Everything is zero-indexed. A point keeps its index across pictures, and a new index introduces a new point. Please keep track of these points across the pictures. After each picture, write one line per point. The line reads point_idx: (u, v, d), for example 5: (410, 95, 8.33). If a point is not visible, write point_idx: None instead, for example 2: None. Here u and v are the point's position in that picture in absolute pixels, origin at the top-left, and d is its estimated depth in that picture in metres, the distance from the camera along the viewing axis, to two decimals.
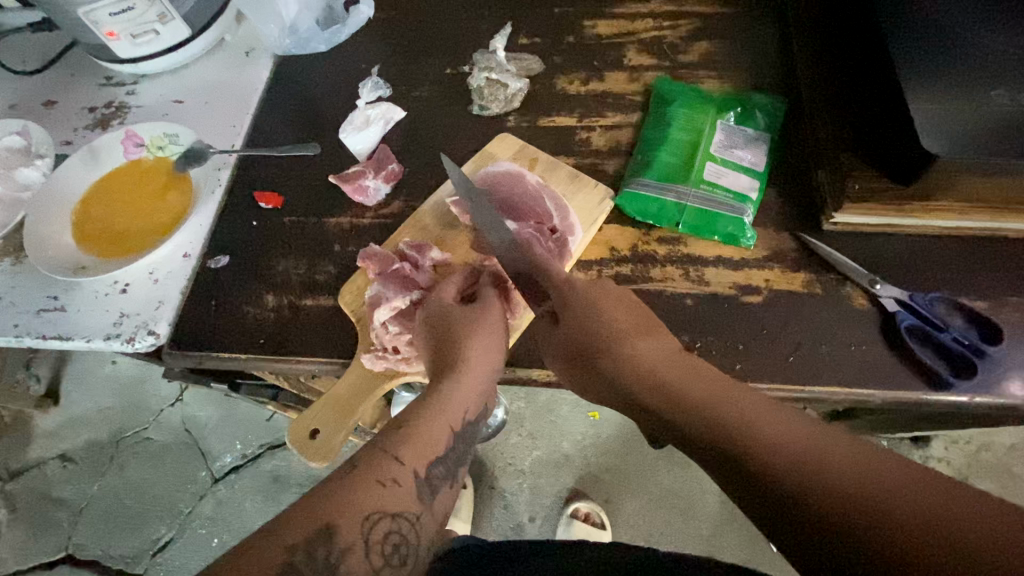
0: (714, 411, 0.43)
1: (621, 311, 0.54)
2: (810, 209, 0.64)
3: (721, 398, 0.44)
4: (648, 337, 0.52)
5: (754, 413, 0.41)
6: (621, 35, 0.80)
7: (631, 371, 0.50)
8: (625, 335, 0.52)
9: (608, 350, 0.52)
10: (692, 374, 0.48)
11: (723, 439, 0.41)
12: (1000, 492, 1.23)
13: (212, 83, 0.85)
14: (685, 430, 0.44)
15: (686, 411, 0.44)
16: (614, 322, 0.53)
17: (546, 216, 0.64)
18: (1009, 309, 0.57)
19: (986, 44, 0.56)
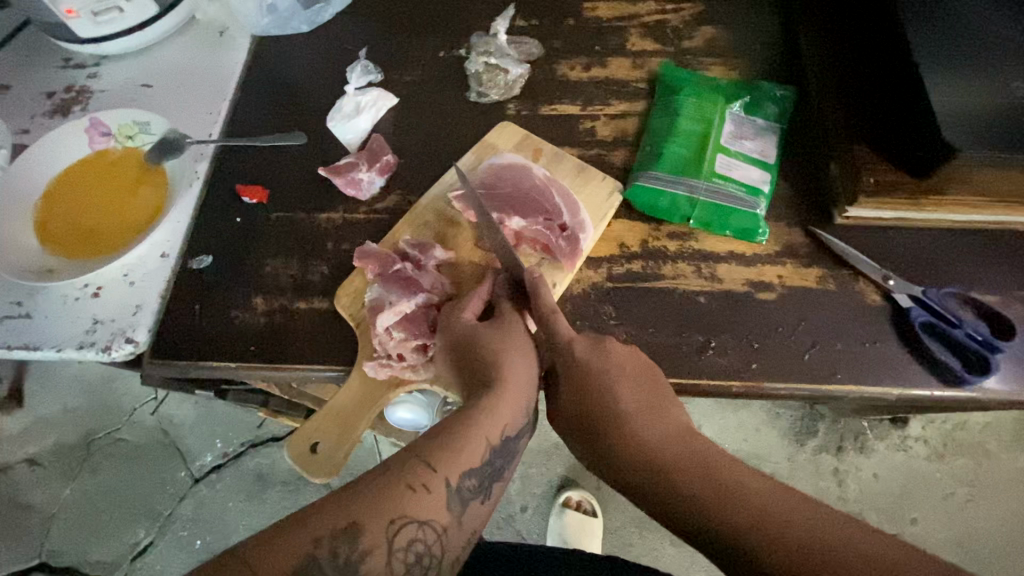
0: (730, 516, 0.43)
1: (623, 385, 0.51)
2: (821, 202, 0.63)
3: (736, 498, 0.44)
4: (649, 416, 0.51)
5: (774, 511, 0.42)
6: (623, 19, 0.76)
7: (640, 455, 0.49)
8: (629, 415, 0.50)
9: (617, 433, 0.51)
10: (699, 462, 0.47)
11: (751, 547, 0.41)
12: (973, 468, 1.28)
13: (184, 65, 0.79)
14: (706, 532, 0.44)
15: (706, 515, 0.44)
16: (619, 398, 0.51)
17: (554, 211, 0.61)
18: (1018, 303, 0.57)
19: (1002, 34, 0.55)
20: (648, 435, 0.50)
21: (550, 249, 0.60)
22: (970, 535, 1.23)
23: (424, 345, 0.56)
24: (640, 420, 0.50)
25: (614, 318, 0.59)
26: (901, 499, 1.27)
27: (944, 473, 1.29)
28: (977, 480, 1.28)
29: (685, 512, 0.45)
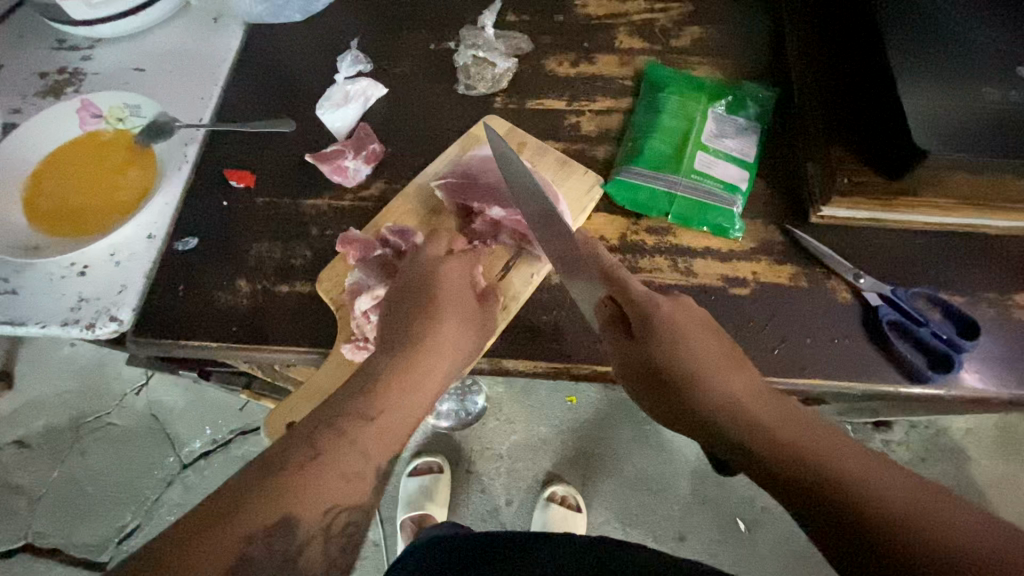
0: (832, 466, 0.39)
1: (711, 340, 0.50)
2: (798, 201, 0.64)
3: (826, 450, 0.40)
4: (731, 373, 0.48)
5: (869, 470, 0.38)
6: (611, 17, 0.77)
7: (717, 402, 0.47)
8: (715, 365, 0.48)
9: (699, 380, 0.48)
10: (784, 419, 0.44)
11: (842, 496, 0.37)
12: (954, 474, 1.30)
13: (177, 50, 0.80)
14: (788, 477, 0.40)
15: (797, 460, 0.40)
16: (704, 352, 0.49)
17: None
18: (985, 304, 0.59)
19: (978, 41, 0.57)
20: (738, 390, 0.47)
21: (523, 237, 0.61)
22: None
23: None
24: (733, 371, 0.48)
25: None
26: None
27: (924, 477, 1.31)
28: (957, 485, 1.30)
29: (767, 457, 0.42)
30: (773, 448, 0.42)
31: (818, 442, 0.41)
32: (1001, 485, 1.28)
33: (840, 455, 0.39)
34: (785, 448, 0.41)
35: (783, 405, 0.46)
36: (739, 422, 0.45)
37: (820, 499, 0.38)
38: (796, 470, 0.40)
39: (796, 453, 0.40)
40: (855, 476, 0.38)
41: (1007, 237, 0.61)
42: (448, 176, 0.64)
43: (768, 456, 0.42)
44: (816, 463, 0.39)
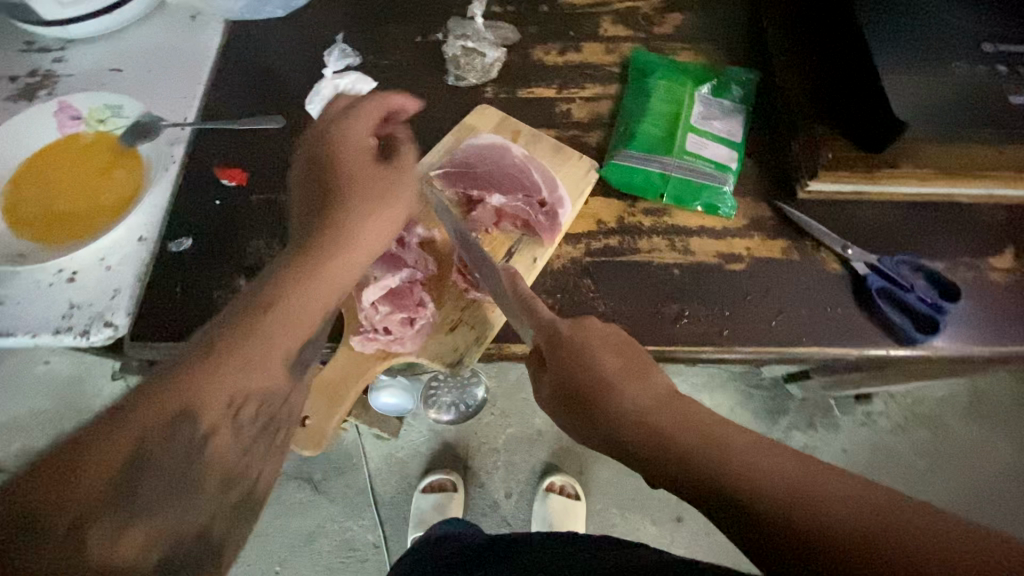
0: (724, 468, 0.39)
1: (609, 353, 0.51)
2: (785, 178, 0.66)
3: (720, 449, 0.40)
4: (632, 384, 0.48)
5: (758, 459, 0.39)
6: (594, 6, 0.79)
7: (619, 419, 0.47)
8: (608, 382, 0.48)
9: (598, 400, 0.48)
10: (682, 421, 0.44)
11: (738, 500, 0.37)
12: (930, 440, 1.37)
13: (155, 49, 0.78)
14: (694, 489, 0.40)
15: (704, 471, 0.40)
16: (599, 367, 0.49)
17: (534, 188, 0.63)
18: (964, 268, 0.62)
19: (947, 17, 0.60)
20: (635, 399, 0.47)
21: (529, 223, 0.61)
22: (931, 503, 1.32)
23: (411, 319, 0.56)
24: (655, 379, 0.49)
25: (592, 289, 0.61)
26: (866, 471, 1.36)
27: (904, 444, 1.38)
28: (934, 450, 1.37)
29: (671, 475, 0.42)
30: (680, 462, 0.41)
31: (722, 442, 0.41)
32: (973, 447, 1.36)
33: (739, 453, 0.40)
34: (689, 461, 0.41)
35: (680, 405, 0.46)
36: (644, 442, 0.44)
37: (721, 508, 0.38)
38: (703, 483, 0.40)
39: (699, 461, 0.40)
40: (759, 472, 0.38)
41: (980, 204, 0.65)
42: (445, 168, 0.64)
43: (670, 470, 0.42)
44: (718, 470, 0.39)
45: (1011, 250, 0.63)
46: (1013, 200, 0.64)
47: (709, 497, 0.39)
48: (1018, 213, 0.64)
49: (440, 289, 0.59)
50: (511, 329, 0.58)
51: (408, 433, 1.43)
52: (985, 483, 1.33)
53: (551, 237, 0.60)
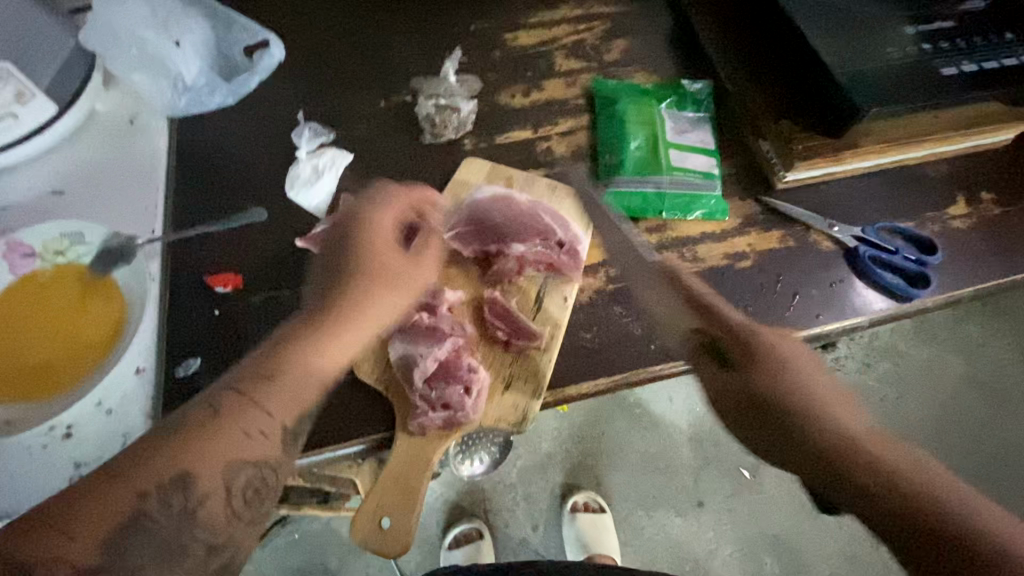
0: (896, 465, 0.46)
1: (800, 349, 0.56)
2: (761, 172, 0.72)
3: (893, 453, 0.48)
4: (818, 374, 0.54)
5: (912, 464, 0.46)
6: (543, 45, 0.82)
7: (811, 404, 0.52)
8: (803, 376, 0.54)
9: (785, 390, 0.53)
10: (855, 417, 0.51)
11: (904, 495, 0.44)
12: (893, 369, 1.55)
13: (97, 163, 0.72)
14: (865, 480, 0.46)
15: (903, 498, 0.44)
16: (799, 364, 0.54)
17: (548, 230, 0.65)
18: (930, 222, 0.70)
19: (868, 10, 0.67)
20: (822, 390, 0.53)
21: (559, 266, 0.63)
22: (908, 427, 1.48)
23: (467, 387, 0.55)
24: (817, 393, 0.53)
25: (624, 313, 0.63)
26: None
27: (874, 380, 1.54)
28: (899, 377, 1.54)
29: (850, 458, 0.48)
30: (868, 477, 0.46)
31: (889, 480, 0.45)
32: (927, 366, 1.55)
33: (934, 481, 0.45)
34: (883, 482, 0.46)
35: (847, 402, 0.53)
36: (818, 460, 0.49)
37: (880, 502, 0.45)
38: (892, 506, 0.44)
39: (897, 485, 0.45)
40: (953, 508, 0.43)
41: (924, 164, 0.73)
42: (455, 229, 0.64)
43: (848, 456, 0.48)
44: (905, 501, 0.44)
45: (960, 199, 0.71)
46: (948, 156, 0.73)
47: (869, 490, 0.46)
48: (955, 166, 0.73)
49: (484, 349, 0.59)
50: (561, 371, 0.59)
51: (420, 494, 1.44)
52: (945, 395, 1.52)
53: (577, 273, 0.63)
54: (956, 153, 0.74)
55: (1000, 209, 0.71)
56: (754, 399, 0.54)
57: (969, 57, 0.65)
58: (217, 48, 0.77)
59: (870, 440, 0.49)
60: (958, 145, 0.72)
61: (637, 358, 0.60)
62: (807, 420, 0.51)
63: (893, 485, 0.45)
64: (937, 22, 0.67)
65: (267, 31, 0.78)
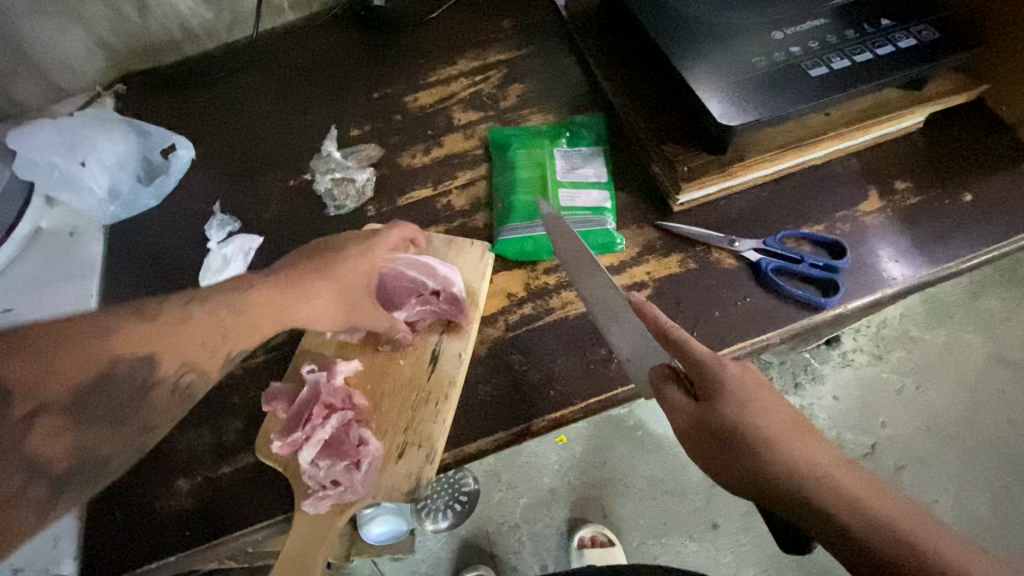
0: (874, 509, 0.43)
1: (754, 381, 0.53)
2: (658, 197, 0.71)
3: (871, 495, 0.44)
4: (771, 405, 0.51)
5: (884, 503, 0.44)
6: (443, 100, 0.84)
7: (771, 444, 0.49)
8: (755, 408, 0.51)
9: (742, 430, 0.50)
10: (818, 451, 0.48)
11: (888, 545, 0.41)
12: (907, 357, 1.45)
13: (39, 278, 0.78)
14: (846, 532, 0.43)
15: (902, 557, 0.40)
16: (752, 392, 0.52)
17: (417, 284, 0.64)
18: (841, 223, 0.67)
19: (733, 21, 0.67)
20: (780, 421, 0.50)
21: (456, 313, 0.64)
22: (934, 417, 1.39)
23: (358, 461, 0.56)
24: (792, 441, 0.49)
25: (523, 362, 0.62)
26: (865, 410, 1.42)
27: (889, 371, 1.45)
28: (915, 365, 1.45)
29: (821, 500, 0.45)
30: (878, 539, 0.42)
31: (882, 522, 0.42)
32: (945, 350, 1.45)
33: (938, 538, 0.41)
34: (884, 536, 0.41)
35: (806, 431, 0.50)
36: (809, 510, 0.45)
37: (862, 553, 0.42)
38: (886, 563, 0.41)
39: (904, 547, 0.41)
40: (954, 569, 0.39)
41: (832, 161, 0.71)
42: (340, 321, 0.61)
43: (823, 499, 0.45)
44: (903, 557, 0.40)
45: (872, 193, 0.68)
46: (856, 150, 0.71)
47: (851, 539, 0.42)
48: (865, 158, 0.70)
49: (379, 418, 0.59)
50: (459, 430, 0.59)
51: (423, 543, 1.41)
52: (971, 378, 1.41)
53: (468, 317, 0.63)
54: (865, 145, 0.71)
55: (916, 197, 0.68)
56: (729, 438, 0.50)
57: (841, 52, 0.64)
58: (137, 156, 0.84)
59: (812, 484, 0.46)
60: (870, 135, 0.69)
61: (536, 406, 0.60)
62: (791, 465, 0.47)
63: (876, 531, 0.42)
64: (809, 21, 0.66)
65: (175, 135, 0.84)
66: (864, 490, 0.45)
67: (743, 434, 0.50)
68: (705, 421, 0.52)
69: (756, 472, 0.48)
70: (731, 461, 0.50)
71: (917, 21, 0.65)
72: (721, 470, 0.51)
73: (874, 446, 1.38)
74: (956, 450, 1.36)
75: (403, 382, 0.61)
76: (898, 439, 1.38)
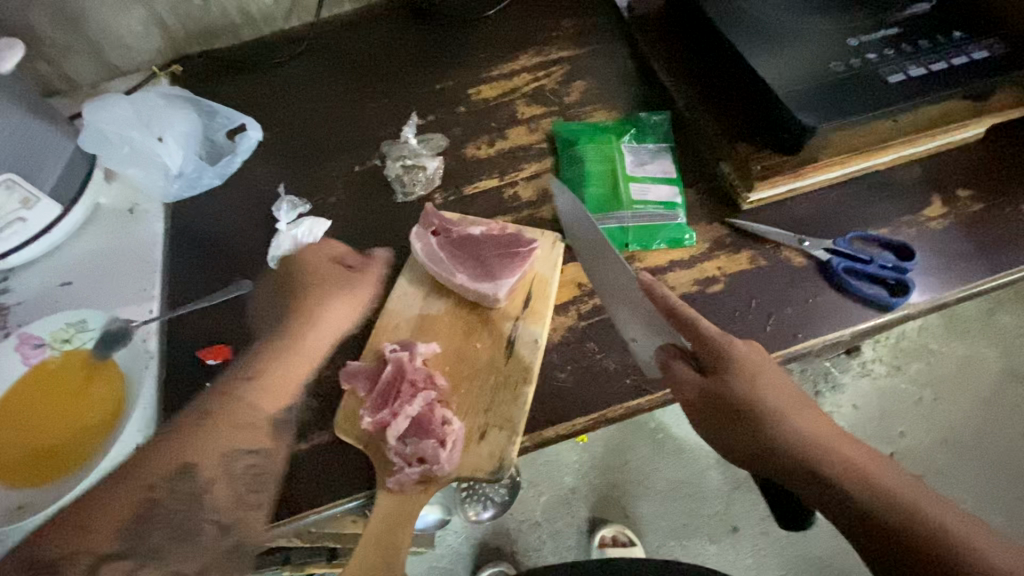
0: (883, 484, 0.49)
1: (759, 356, 0.55)
2: (726, 195, 0.72)
3: (879, 474, 0.50)
4: (774, 379, 0.54)
5: (883, 474, 0.50)
6: (506, 94, 0.85)
7: (786, 425, 0.53)
8: (762, 381, 0.54)
9: (760, 410, 0.53)
10: (820, 428, 0.53)
11: (886, 517, 0.47)
12: (927, 369, 1.47)
13: (98, 253, 0.78)
14: (845, 507, 0.49)
15: (908, 525, 0.46)
16: (759, 365, 0.55)
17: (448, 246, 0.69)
18: (905, 227, 0.69)
19: (809, 27, 0.69)
20: (782, 395, 0.54)
21: (531, 297, 0.66)
22: (952, 429, 1.41)
23: (442, 440, 0.58)
24: (797, 415, 0.53)
25: (598, 351, 0.63)
26: (885, 419, 1.44)
27: (908, 382, 1.47)
28: (934, 377, 1.47)
29: (831, 475, 0.50)
30: (886, 510, 0.47)
31: (891, 495, 0.48)
32: (965, 363, 1.47)
33: (936, 506, 0.47)
34: (879, 501, 0.48)
35: (809, 406, 0.54)
36: (816, 480, 0.51)
37: (876, 524, 0.47)
38: (891, 527, 0.47)
39: (910, 520, 0.46)
40: (957, 542, 0.45)
41: (895, 167, 0.72)
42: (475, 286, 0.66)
43: (834, 474, 0.50)
44: (903, 524, 0.47)
45: (934, 199, 0.70)
46: (918, 157, 0.73)
47: (865, 515, 0.48)
48: (927, 165, 0.72)
49: (458, 399, 0.61)
50: (536, 415, 0.60)
51: (443, 538, 1.42)
52: (989, 393, 1.43)
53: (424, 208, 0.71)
54: (927, 153, 0.72)
55: (979, 205, 0.69)
56: (744, 413, 0.54)
57: (916, 60, 0.65)
58: (201, 136, 0.84)
59: (822, 457, 0.51)
60: (934, 143, 0.71)
61: (611, 395, 0.60)
62: (796, 437, 0.52)
63: (886, 504, 0.48)
64: (882, 30, 0.68)
65: (245, 116, 0.85)
66: (870, 462, 0.51)
67: (758, 413, 0.53)
68: (717, 395, 0.55)
69: (769, 448, 0.53)
70: (743, 430, 0.54)
71: (989, 34, 0.66)
72: (730, 437, 0.55)
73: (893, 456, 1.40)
74: (972, 462, 1.38)
75: (480, 366, 0.63)
76: (916, 450, 1.40)
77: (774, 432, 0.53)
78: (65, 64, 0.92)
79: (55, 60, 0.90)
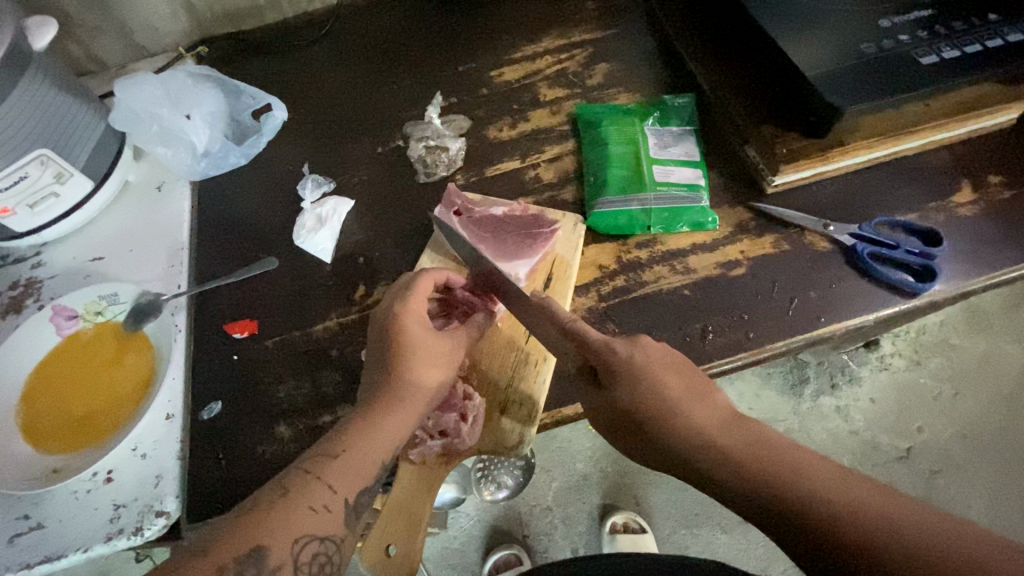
0: (758, 469, 0.44)
1: (641, 357, 0.53)
2: (751, 179, 0.72)
3: (758, 451, 0.46)
4: (656, 376, 0.52)
5: (762, 454, 0.45)
6: (529, 76, 0.85)
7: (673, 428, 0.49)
8: (646, 384, 0.52)
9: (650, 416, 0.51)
10: (704, 416, 0.50)
11: (773, 499, 0.43)
12: (948, 364, 1.45)
13: (128, 228, 0.80)
14: (749, 498, 0.44)
15: (788, 503, 0.42)
16: (640, 366, 0.52)
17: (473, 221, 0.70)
18: (934, 212, 0.68)
19: (840, 8, 0.68)
20: (663, 392, 0.51)
21: (552, 278, 0.67)
22: (970, 425, 1.39)
23: (463, 415, 0.59)
24: (684, 407, 0.50)
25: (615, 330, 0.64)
26: (902, 414, 1.42)
27: (927, 377, 1.44)
28: (954, 372, 1.44)
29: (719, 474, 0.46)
30: (772, 494, 0.43)
31: (772, 480, 0.44)
32: (986, 359, 1.44)
33: (812, 478, 0.42)
34: (764, 490, 0.43)
35: (695, 397, 0.51)
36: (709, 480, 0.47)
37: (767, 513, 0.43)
38: (782, 514, 0.42)
39: (783, 490, 0.43)
40: (829, 508, 0.41)
41: (924, 153, 0.71)
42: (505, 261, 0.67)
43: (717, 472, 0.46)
44: (791, 508, 0.42)
45: (964, 184, 0.69)
46: (948, 142, 0.71)
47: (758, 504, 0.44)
48: (957, 151, 0.71)
49: (478, 375, 0.62)
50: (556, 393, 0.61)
51: (456, 519, 1.44)
52: (1010, 390, 1.41)
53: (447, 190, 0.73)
54: (957, 138, 0.71)
55: (1009, 191, 0.68)
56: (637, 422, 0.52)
57: (950, 42, 0.64)
58: (227, 115, 0.85)
59: (709, 452, 0.47)
60: (965, 128, 0.69)
61: None
62: (682, 438, 0.49)
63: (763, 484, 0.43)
64: (915, 11, 0.67)
65: (269, 96, 0.86)
66: (754, 442, 0.47)
67: None
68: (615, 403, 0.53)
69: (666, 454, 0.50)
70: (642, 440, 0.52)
71: None
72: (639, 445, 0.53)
73: (910, 450, 1.38)
74: (991, 459, 1.36)
75: (502, 344, 0.64)
76: (933, 446, 1.38)
77: (667, 439, 0.49)
78: (95, 45, 0.93)
79: (86, 41, 0.92)
